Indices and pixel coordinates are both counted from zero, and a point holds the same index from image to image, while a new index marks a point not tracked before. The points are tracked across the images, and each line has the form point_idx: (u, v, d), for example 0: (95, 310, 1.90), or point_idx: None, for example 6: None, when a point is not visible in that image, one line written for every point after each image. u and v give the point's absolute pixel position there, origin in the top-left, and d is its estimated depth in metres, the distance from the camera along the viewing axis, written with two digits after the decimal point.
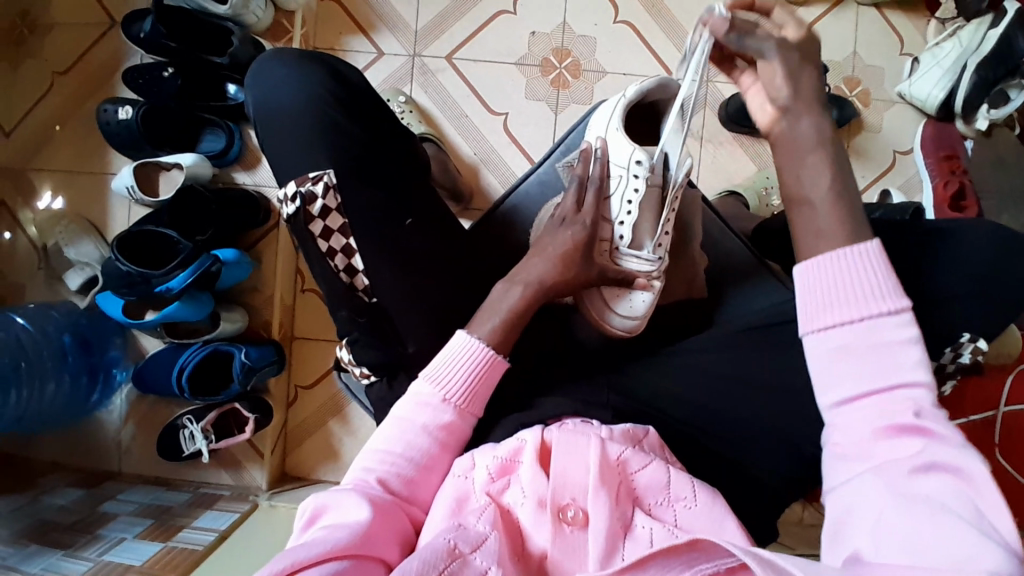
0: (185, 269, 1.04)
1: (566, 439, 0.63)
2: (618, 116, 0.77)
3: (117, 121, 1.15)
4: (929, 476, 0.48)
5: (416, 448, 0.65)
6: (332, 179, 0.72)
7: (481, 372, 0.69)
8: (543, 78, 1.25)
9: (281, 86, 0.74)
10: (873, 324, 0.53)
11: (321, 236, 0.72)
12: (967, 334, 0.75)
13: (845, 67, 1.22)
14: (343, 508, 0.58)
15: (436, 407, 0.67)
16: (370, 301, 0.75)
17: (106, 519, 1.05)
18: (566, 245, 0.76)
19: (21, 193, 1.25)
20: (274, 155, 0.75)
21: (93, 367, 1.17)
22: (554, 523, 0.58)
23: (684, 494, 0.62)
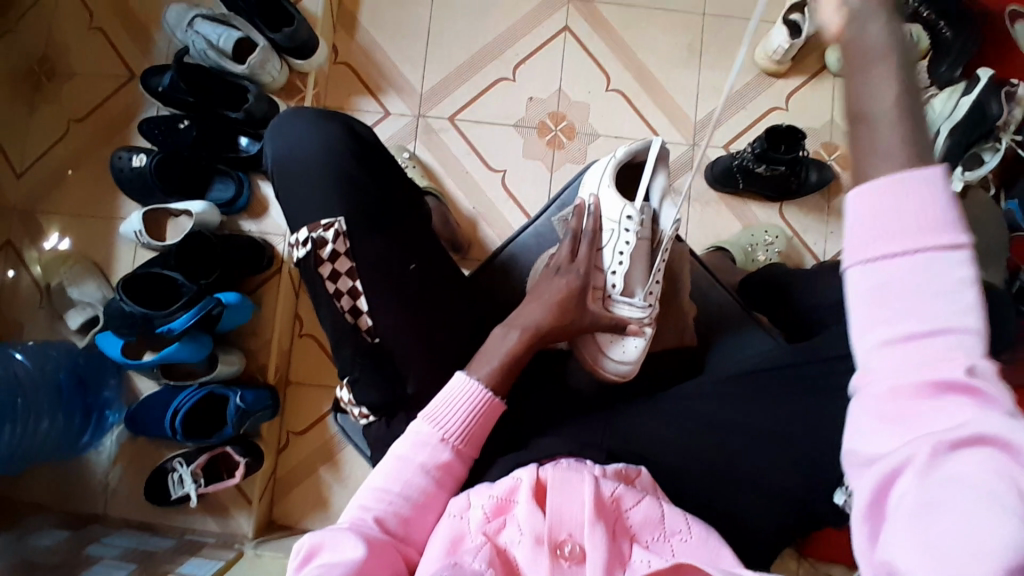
0: (189, 310, 1.06)
1: (562, 477, 0.64)
2: (610, 174, 0.83)
3: (131, 168, 1.20)
4: (968, 452, 0.36)
5: (413, 487, 0.66)
6: (342, 227, 0.75)
7: (477, 412, 0.70)
8: (539, 138, 1.32)
9: (298, 138, 0.79)
10: (925, 259, 0.38)
11: (329, 277, 0.76)
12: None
13: (823, 134, 1.30)
14: (339, 545, 0.58)
15: (434, 447, 0.68)
16: (374, 341, 0.77)
17: (89, 561, 1.02)
18: (560, 293, 0.81)
19: (29, 234, 1.28)
20: (287, 200, 0.79)
21: (88, 406, 1.17)
22: (551, 559, 0.60)
23: (678, 528, 0.63)
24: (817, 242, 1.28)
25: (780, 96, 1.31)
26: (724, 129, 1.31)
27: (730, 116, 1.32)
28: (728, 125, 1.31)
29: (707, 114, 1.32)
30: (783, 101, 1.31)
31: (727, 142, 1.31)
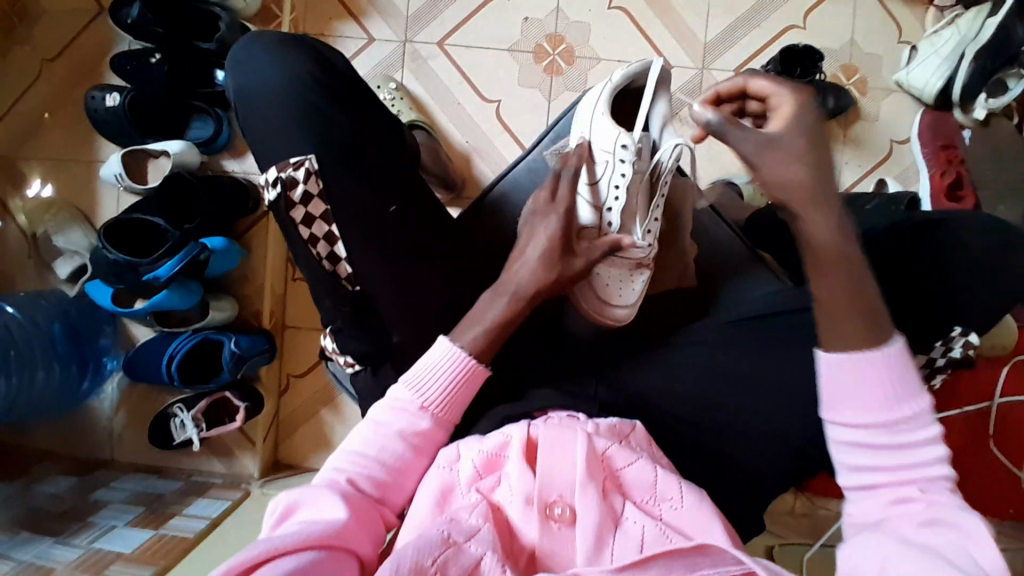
0: (174, 256, 1.04)
1: (554, 434, 0.62)
2: (605, 100, 0.77)
3: (105, 108, 1.14)
4: (931, 530, 0.51)
5: (390, 453, 0.64)
6: (313, 165, 0.71)
7: (459, 381, 0.68)
8: (536, 65, 1.23)
9: (263, 71, 0.72)
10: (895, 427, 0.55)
11: (302, 222, 0.72)
12: (959, 327, 0.75)
13: (843, 55, 1.20)
14: (319, 502, 0.58)
15: (412, 414, 0.66)
16: (353, 290, 0.74)
17: (94, 508, 1.06)
18: (549, 244, 0.74)
19: (11, 181, 1.24)
20: (256, 142, 0.74)
21: (83, 355, 1.17)
22: (541, 520, 0.58)
23: (670, 495, 0.61)
24: None
25: (798, 13, 1.20)
26: (736, 50, 1.21)
27: (743, 35, 1.21)
28: (741, 46, 1.21)
29: (718, 34, 1.21)
30: (800, 18, 1.20)
31: (738, 65, 1.21)
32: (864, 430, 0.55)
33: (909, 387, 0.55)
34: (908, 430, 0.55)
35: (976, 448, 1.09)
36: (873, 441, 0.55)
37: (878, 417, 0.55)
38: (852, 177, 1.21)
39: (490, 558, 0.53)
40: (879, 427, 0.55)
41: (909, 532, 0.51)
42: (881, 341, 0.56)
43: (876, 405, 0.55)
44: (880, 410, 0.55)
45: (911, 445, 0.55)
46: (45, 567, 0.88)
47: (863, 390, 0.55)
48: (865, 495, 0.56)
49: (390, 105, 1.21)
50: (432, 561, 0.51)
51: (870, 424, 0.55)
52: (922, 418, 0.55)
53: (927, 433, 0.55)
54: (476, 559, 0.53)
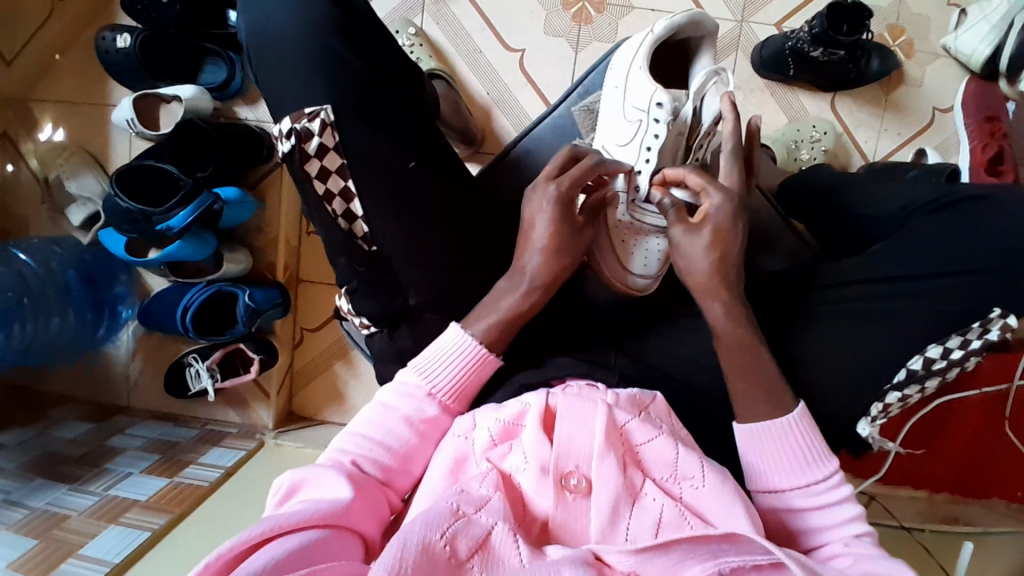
0: (185, 207, 1.01)
1: (572, 404, 0.61)
2: (643, 54, 0.73)
3: (116, 50, 1.10)
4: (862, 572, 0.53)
5: (395, 437, 0.63)
6: (329, 116, 0.67)
7: (471, 369, 0.68)
8: (565, 12, 1.17)
9: (277, 9, 0.68)
10: (809, 489, 0.60)
11: (318, 177, 0.69)
12: (998, 309, 0.67)
13: (891, 13, 1.13)
14: (319, 481, 0.58)
15: (420, 400, 0.65)
16: (370, 249, 0.72)
17: (113, 453, 1.08)
18: (551, 232, 0.69)
19: (23, 123, 1.21)
20: (270, 93, 0.70)
21: (98, 301, 1.18)
22: (557, 489, 0.57)
23: (692, 473, 0.59)
24: (867, 142, 1.15)
25: None
26: (778, 3, 1.14)
27: None
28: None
29: None
30: None
31: (780, 19, 1.14)
32: (789, 492, 0.60)
33: (820, 452, 0.60)
34: (819, 492, 0.60)
35: (992, 429, 1.09)
36: (793, 506, 0.60)
37: (790, 484, 0.60)
38: (888, 147, 1.15)
39: (501, 528, 0.53)
40: (800, 488, 0.60)
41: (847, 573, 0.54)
42: (782, 412, 0.61)
43: (780, 473, 0.60)
44: (795, 472, 0.60)
45: (826, 507, 0.60)
46: (60, 513, 0.91)
47: (770, 460, 0.61)
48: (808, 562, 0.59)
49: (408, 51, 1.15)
50: (440, 534, 0.50)
51: (791, 487, 0.60)
52: (830, 481, 0.60)
53: (837, 493, 0.60)
54: (487, 530, 0.52)
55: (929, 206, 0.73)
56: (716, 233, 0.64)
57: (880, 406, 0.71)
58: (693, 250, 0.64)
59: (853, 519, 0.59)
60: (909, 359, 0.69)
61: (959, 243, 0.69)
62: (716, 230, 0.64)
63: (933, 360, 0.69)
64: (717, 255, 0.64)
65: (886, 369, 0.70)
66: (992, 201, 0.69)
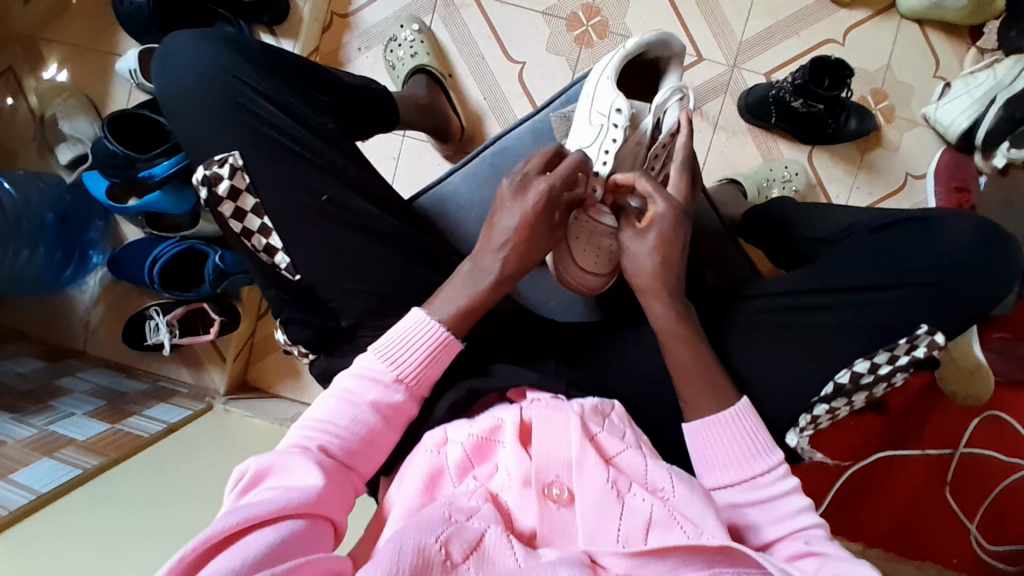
0: (169, 158, 1.03)
1: (545, 416, 0.63)
2: (613, 65, 0.76)
3: (131, 2, 1.13)
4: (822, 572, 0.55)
5: (359, 422, 0.64)
6: (237, 161, 0.72)
7: (432, 354, 0.68)
8: (568, 33, 1.22)
9: (191, 70, 0.75)
10: (755, 483, 0.63)
11: (233, 217, 0.72)
12: (926, 327, 0.70)
13: (875, 79, 1.19)
14: (288, 470, 0.58)
15: (387, 386, 0.66)
16: (295, 279, 0.73)
17: (60, 393, 1.09)
18: (525, 221, 0.72)
19: (30, 61, 1.24)
20: (185, 129, 0.75)
21: (70, 243, 1.18)
22: (540, 499, 0.59)
23: (661, 484, 0.61)
24: (841, 196, 1.20)
25: (839, 27, 1.19)
26: (770, 54, 1.20)
27: (780, 40, 1.19)
28: (774, 51, 1.20)
29: (754, 35, 1.20)
30: (841, 33, 1.19)
31: (770, 70, 1.20)
32: (737, 488, 0.64)
33: (760, 447, 0.64)
34: (771, 483, 0.63)
35: (931, 491, 1.11)
36: (748, 496, 0.63)
37: (742, 473, 0.64)
38: (860, 203, 1.20)
39: (493, 533, 0.56)
40: (744, 483, 0.64)
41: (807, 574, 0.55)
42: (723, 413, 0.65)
43: (728, 468, 0.64)
44: (739, 467, 0.64)
45: (778, 499, 0.62)
46: None
47: (724, 453, 0.65)
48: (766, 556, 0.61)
49: (409, 45, 1.18)
50: (434, 538, 0.52)
51: (736, 481, 0.64)
52: (778, 472, 0.63)
53: (787, 485, 0.63)
54: (478, 534, 0.55)
55: (872, 227, 0.76)
56: (664, 236, 0.69)
57: (809, 418, 0.73)
58: (639, 254, 0.70)
59: (802, 510, 0.62)
60: (838, 373, 0.71)
61: (899, 272, 0.72)
62: (659, 232, 0.69)
63: (860, 374, 0.71)
64: (660, 256, 0.69)
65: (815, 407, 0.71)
66: (924, 238, 0.73)
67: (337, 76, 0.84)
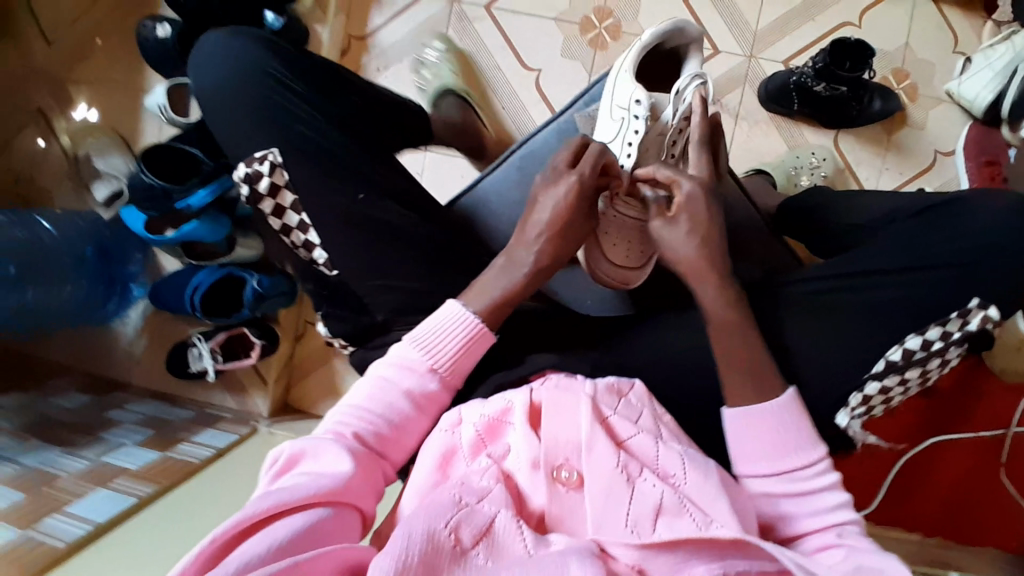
0: (207, 185, 1.07)
1: (554, 399, 0.62)
2: (631, 58, 0.77)
3: (155, 38, 1.16)
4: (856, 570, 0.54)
5: (395, 410, 0.64)
6: (276, 158, 0.74)
7: (465, 345, 0.68)
8: (582, 37, 1.23)
9: (230, 73, 0.77)
10: (793, 477, 0.61)
11: (274, 214, 0.76)
12: (978, 297, 0.68)
13: (895, 58, 1.18)
14: (318, 454, 0.59)
15: (422, 375, 0.66)
16: (331, 273, 0.77)
17: (108, 424, 1.11)
18: (556, 214, 0.72)
19: (59, 102, 1.27)
20: (223, 137, 0.79)
21: (111, 277, 1.20)
22: (549, 484, 0.58)
23: (674, 471, 0.60)
24: (869, 178, 1.19)
25: (854, 9, 1.18)
26: (787, 41, 1.19)
27: (795, 27, 1.19)
28: (792, 37, 1.19)
29: (769, 24, 1.20)
30: (857, 16, 1.18)
31: (788, 57, 1.19)
32: (772, 480, 0.61)
33: (803, 439, 0.62)
34: (807, 477, 0.61)
35: (987, 472, 1.08)
36: (781, 489, 0.61)
37: (776, 467, 0.61)
38: (889, 184, 1.19)
39: (504, 517, 0.54)
40: (782, 475, 0.61)
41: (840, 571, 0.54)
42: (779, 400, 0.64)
43: (767, 459, 0.62)
44: (779, 459, 0.61)
45: (813, 492, 0.61)
46: (52, 473, 0.94)
47: (758, 446, 0.62)
48: (796, 547, 0.60)
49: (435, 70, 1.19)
50: (444, 523, 0.51)
51: (773, 473, 0.61)
52: (816, 468, 0.62)
53: (825, 480, 0.61)
54: (489, 520, 0.54)
55: (914, 212, 0.76)
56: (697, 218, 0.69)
57: (860, 397, 0.70)
58: (679, 239, 0.69)
59: (838, 507, 0.60)
60: (890, 351, 0.69)
61: (944, 250, 0.71)
62: (692, 214, 0.69)
63: (913, 351, 0.69)
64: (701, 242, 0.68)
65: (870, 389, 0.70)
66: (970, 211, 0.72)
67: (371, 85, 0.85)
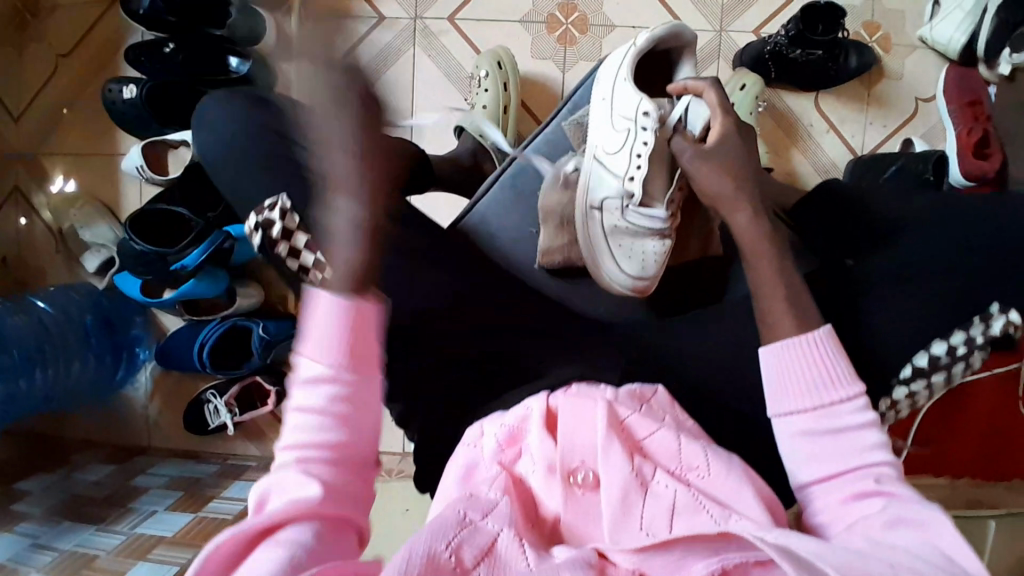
0: (199, 246, 1.05)
1: (573, 402, 0.64)
2: (628, 66, 0.75)
3: (123, 100, 1.15)
4: (898, 531, 0.51)
5: (328, 427, 0.51)
6: (286, 203, 0.73)
7: (341, 327, 0.51)
8: (549, 35, 1.22)
9: (223, 138, 0.78)
10: (830, 411, 0.58)
11: (289, 255, 0.72)
12: (996, 303, 0.67)
13: (865, 11, 1.17)
14: (282, 485, 0.50)
15: (322, 374, 0.51)
16: None
17: (137, 492, 1.11)
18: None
19: (35, 177, 1.26)
20: (236, 195, 0.80)
21: (116, 346, 1.19)
22: (564, 487, 0.61)
23: (696, 463, 0.61)
24: (856, 135, 1.19)
25: None
26: (754, 11, 1.18)
27: None
28: (758, 6, 1.18)
29: None
30: None
31: (758, 26, 1.18)
32: (807, 416, 0.58)
33: (838, 373, 0.59)
34: (844, 412, 0.58)
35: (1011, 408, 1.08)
36: (816, 427, 0.58)
37: (815, 400, 0.58)
38: (876, 138, 1.19)
39: (507, 535, 0.54)
40: (819, 411, 0.58)
41: (880, 536, 0.51)
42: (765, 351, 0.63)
43: (809, 387, 0.59)
44: (814, 391, 0.58)
45: (850, 430, 0.57)
46: (89, 554, 0.94)
47: (795, 377, 0.59)
48: (825, 488, 0.57)
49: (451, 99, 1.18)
50: (446, 545, 0.51)
51: (808, 408, 0.58)
52: (853, 402, 0.58)
53: (863, 418, 0.58)
54: (492, 539, 0.54)
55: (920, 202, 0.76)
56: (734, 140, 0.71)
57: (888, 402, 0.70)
58: (710, 175, 0.71)
59: (877, 445, 0.57)
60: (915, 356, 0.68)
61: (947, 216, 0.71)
62: (727, 153, 0.70)
63: (938, 357, 0.67)
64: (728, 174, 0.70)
65: (894, 360, 0.69)
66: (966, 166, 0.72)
67: None
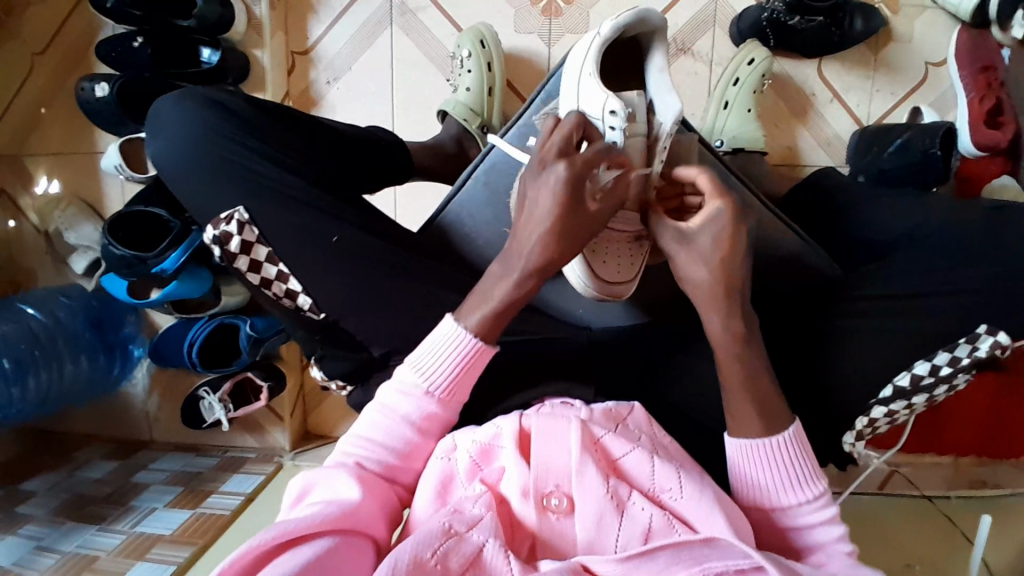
0: (178, 248, 1.04)
1: (546, 422, 0.58)
2: (592, 59, 0.70)
3: (96, 98, 1.12)
4: None
5: (398, 439, 0.61)
6: (243, 215, 0.69)
7: (465, 365, 0.61)
8: (533, 7, 1.14)
9: (178, 152, 0.71)
10: (794, 504, 0.58)
11: (250, 269, 0.71)
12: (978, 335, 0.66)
13: None
14: (329, 481, 0.58)
15: (420, 399, 0.61)
16: (319, 317, 0.72)
17: (138, 489, 1.14)
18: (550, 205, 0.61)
19: (19, 178, 1.25)
20: (188, 199, 0.73)
21: (109, 345, 1.21)
22: (538, 512, 0.56)
23: (670, 485, 0.57)
24: (860, 104, 1.10)
25: None
26: None
27: None
28: None
29: None
30: None
31: None
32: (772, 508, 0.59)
33: (806, 473, 0.58)
34: (805, 507, 0.58)
35: None
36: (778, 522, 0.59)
37: (783, 497, 0.58)
38: (882, 107, 1.10)
39: (494, 547, 0.52)
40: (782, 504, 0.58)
41: None
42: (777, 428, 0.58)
43: (779, 487, 0.58)
44: (784, 489, 0.58)
45: (815, 525, 0.58)
46: (90, 554, 0.97)
47: (769, 474, 0.58)
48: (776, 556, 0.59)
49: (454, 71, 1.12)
50: (432, 553, 0.50)
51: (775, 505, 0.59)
52: (821, 499, 0.58)
53: (823, 510, 0.58)
54: (477, 548, 0.52)
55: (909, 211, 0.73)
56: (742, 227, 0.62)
57: (865, 421, 0.71)
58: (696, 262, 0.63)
59: (828, 521, 0.58)
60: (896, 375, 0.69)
61: None
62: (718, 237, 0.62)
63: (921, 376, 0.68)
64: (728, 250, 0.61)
65: None
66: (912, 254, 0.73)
67: (328, 126, 0.81)
